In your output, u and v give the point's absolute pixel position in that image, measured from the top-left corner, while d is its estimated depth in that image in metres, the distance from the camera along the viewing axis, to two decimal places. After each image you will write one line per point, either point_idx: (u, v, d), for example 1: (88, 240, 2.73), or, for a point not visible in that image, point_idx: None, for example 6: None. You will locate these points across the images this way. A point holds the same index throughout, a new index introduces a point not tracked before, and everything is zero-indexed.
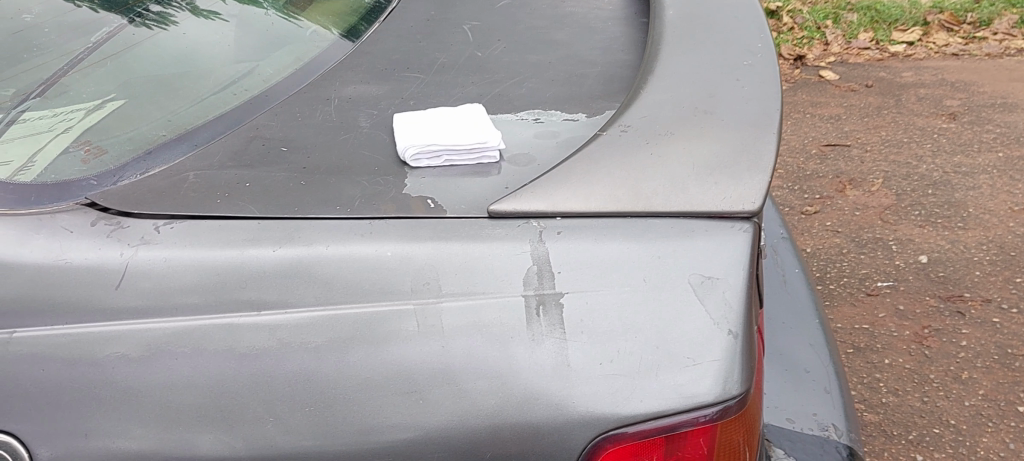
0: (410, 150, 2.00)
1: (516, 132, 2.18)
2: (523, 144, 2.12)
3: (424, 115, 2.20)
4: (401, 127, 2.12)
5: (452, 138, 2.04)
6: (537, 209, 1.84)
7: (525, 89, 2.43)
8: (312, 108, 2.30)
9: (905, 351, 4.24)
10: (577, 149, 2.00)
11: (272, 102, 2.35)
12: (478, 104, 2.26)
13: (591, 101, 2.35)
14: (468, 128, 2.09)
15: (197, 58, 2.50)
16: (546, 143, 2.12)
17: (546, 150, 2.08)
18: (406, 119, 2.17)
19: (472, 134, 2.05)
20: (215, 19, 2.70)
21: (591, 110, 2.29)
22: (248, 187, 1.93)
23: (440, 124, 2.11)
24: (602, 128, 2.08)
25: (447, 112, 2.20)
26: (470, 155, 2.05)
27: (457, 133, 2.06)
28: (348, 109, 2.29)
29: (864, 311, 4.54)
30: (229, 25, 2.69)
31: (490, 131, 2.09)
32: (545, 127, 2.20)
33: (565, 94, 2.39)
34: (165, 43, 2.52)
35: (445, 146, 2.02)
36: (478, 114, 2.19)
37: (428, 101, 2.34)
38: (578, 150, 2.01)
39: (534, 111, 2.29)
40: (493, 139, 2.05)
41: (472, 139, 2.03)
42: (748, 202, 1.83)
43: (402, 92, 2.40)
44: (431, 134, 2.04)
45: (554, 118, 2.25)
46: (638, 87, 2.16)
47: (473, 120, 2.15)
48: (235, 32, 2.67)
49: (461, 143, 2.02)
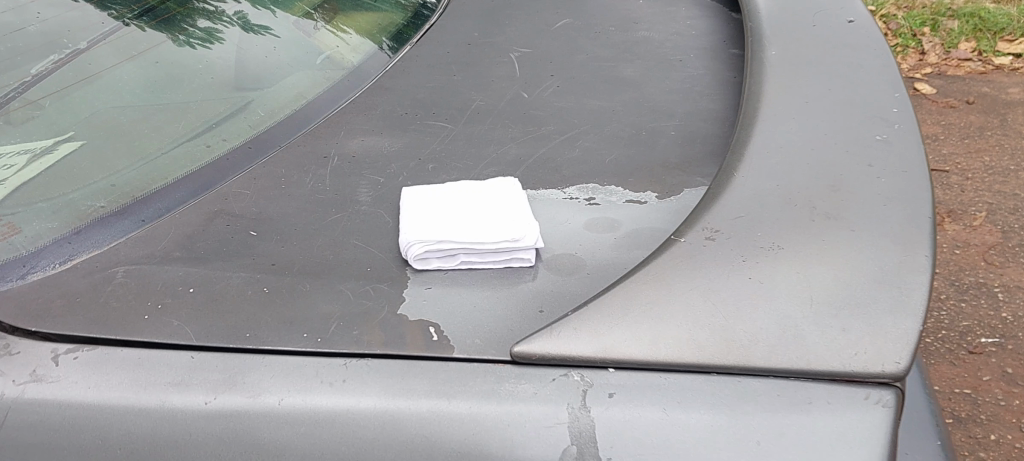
0: (414, 247, 1.49)
1: (562, 219, 1.63)
2: (570, 239, 1.56)
3: (441, 192, 1.66)
4: (408, 211, 1.60)
5: (473, 233, 1.51)
6: (581, 355, 1.27)
7: (579, 151, 1.88)
8: (303, 172, 1.80)
9: (1015, 426, 3.22)
10: (644, 259, 1.42)
11: (252, 163, 1.84)
12: (515, 178, 1.71)
13: (664, 172, 1.78)
14: (496, 218, 1.56)
15: (180, 84, 1.98)
16: (601, 238, 1.56)
17: (601, 249, 1.53)
18: (418, 197, 1.64)
19: (501, 228, 1.52)
20: (262, 34, 2.21)
21: (664, 188, 1.73)
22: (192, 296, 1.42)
23: (461, 212, 1.59)
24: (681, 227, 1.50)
25: (472, 190, 1.67)
26: (495, 255, 1.51)
27: (480, 227, 1.53)
28: (348, 175, 1.78)
29: (966, 370, 3.58)
30: (242, 35, 2.16)
31: (526, 220, 1.54)
32: (601, 213, 1.64)
33: (631, 161, 1.83)
34: (138, 61, 1.98)
35: (463, 244, 1.49)
36: (511, 193, 1.65)
37: (452, 166, 1.81)
38: (645, 259, 1.43)
39: (586, 187, 1.73)
40: (531, 234, 1.51)
41: (499, 234, 1.50)
42: (889, 362, 1.24)
43: (421, 150, 1.88)
44: (446, 227, 1.53)
45: (614, 198, 1.69)
46: (730, 168, 1.58)
47: (505, 203, 1.61)
48: (240, 45, 2.12)
49: (485, 241, 1.49)
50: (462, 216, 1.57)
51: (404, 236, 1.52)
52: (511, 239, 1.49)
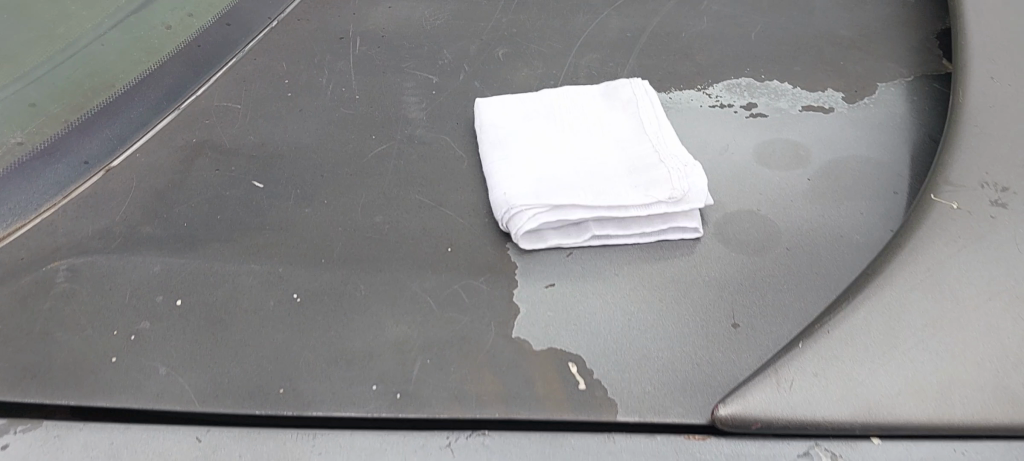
0: (524, 219, 0.96)
1: (721, 145, 1.10)
2: (742, 183, 1.05)
3: (538, 110, 1.12)
4: (497, 150, 1.06)
5: (609, 191, 0.99)
6: (837, 417, 0.78)
7: (708, 23, 1.32)
8: (316, 64, 1.22)
9: None
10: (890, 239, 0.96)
11: (231, 57, 1.26)
12: (642, 81, 1.16)
13: (837, 60, 1.25)
14: (634, 162, 1.03)
15: None
16: (788, 181, 1.06)
17: (795, 206, 1.03)
18: (506, 124, 1.09)
19: (647, 181, 1.00)
20: None
21: (845, 88, 1.20)
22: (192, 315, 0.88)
23: (578, 151, 1.05)
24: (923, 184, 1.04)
25: (584, 106, 1.12)
26: (640, 229, 0.98)
27: (614, 178, 1.01)
28: (385, 70, 1.22)
29: None
30: None
31: (681, 162, 1.01)
32: (774, 132, 1.13)
33: (784, 39, 1.29)
34: None
35: (597, 209, 0.97)
36: (641, 107, 1.09)
37: (532, 52, 1.25)
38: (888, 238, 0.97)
39: (736, 85, 1.20)
40: (697, 186, 0.99)
41: (650, 192, 0.98)
42: None
43: (480, 24, 1.31)
44: (563, 183, 1.00)
45: (784, 104, 1.17)
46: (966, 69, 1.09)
47: (640, 129, 1.07)
48: None
49: (629, 203, 0.97)
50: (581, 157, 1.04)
51: (502, 198, 0.99)
52: (671, 196, 0.97)
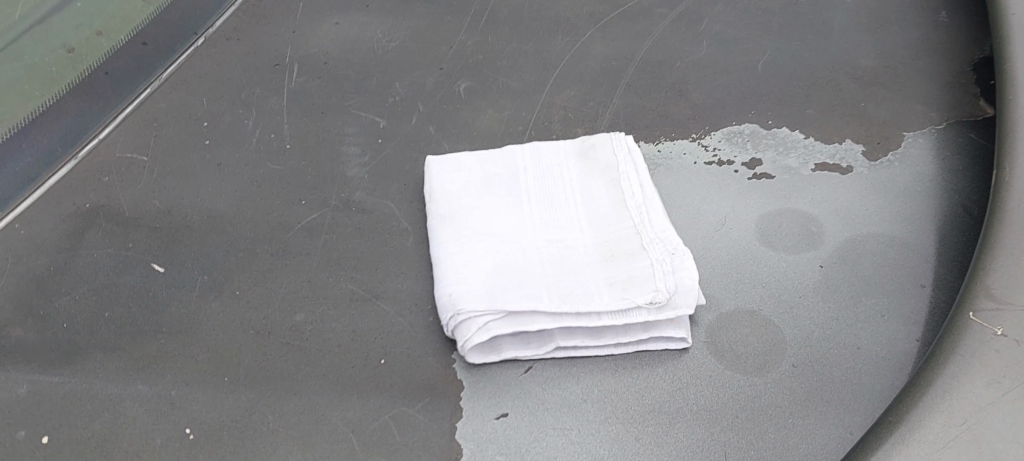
0: (472, 330, 0.78)
1: (717, 218, 0.92)
2: (740, 271, 0.87)
3: (500, 173, 0.93)
4: (446, 228, 0.87)
5: (576, 290, 0.80)
6: None
7: (707, 50, 1.13)
8: (242, 100, 1.03)
9: None
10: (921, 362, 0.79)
11: (145, 87, 1.06)
12: (626, 134, 0.97)
13: (857, 100, 1.06)
14: (611, 247, 0.84)
15: None
16: (797, 270, 0.88)
17: (804, 304, 0.85)
18: (459, 192, 0.91)
19: (625, 275, 0.81)
20: None
21: (866, 138, 1.01)
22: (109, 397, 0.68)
23: (543, 231, 0.87)
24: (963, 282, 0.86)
25: (554, 170, 0.93)
26: (617, 338, 0.80)
27: (585, 270, 0.82)
28: (324, 109, 1.03)
29: None
30: None
31: (667, 249, 0.82)
32: (781, 199, 0.94)
33: (797, 71, 1.10)
34: None
35: (560, 315, 0.78)
36: (621, 174, 0.91)
37: (499, 87, 1.07)
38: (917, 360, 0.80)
39: (738, 134, 1.01)
40: (685, 283, 0.79)
41: (627, 292, 0.79)
42: None
43: (441, 50, 1.12)
44: (522, 277, 0.81)
45: (794, 160, 0.98)
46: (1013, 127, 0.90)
47: (620, 202, 0.88)
48: None
49: (600, 307, 0.78)
50: (546, 239, 0.86)
51: (448, 298, 0.80)
52: (652, 297, 0.78)
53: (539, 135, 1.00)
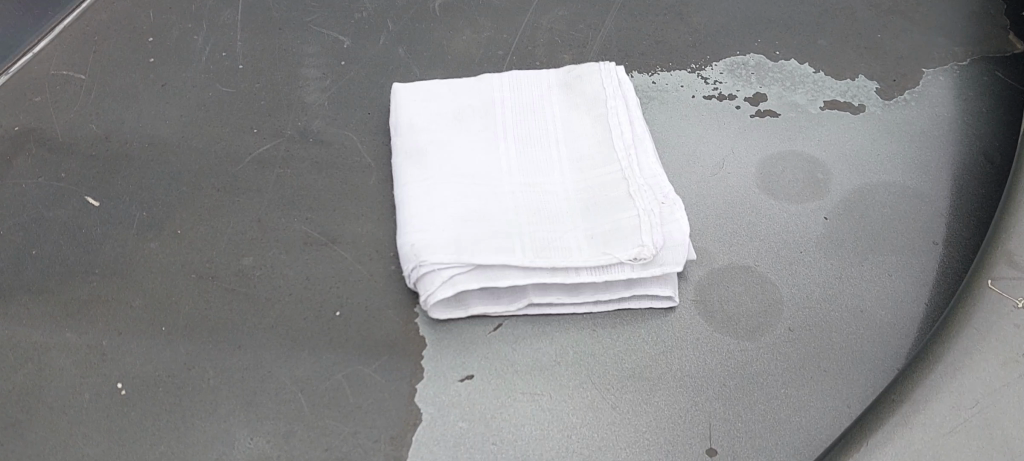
0: (436, 284, 0.70)
1: (713, 161, 0.84)
2: (736, 222, 0.79)
3: (475, 105, 0.84)
4: (413, 166, 0.79)
5: (553, 242, 0.72)
6: None
7: None
8: (192, 12, 0.93)
9: None
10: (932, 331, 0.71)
11: None
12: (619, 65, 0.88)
13: (873, 31, 0.96)
14: (594, 194, 0.76)
15: None
16: (798, 222, 0.80)
17: (805, 261, 0.77)
18: (429, 125, 0.82)
19: (608, 226, 0.73)
20: None
21: (881, 74, 0.92)
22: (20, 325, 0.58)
23: (519, 173, 0.78)
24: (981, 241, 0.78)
25: (535, 103, 0.84)
26: (597, 294, 0.72)
27: (563, 219, 0.74)
28: (283, 25, 0.93)
29: None
30: None
31: (656, 198, 0.74)
32: (785, 141, 0.85)
33: None
34: None
35: (535, 270, 0.71)
36: (609, 109, 0.82)
37: (479, 4, 0.96)
38: (926, 326, 0.73)
39: (742, 65, 0.92)
40: (673, 238, 0.72)
41: (609, 246, 0.71)
42: None
43: None
44: (494, 225, 0.73)
45: (802, 97, 0.89)
46: None
47: (607, 141, 0.80)
48: None
49: (579, 262, 0.70)
50: (523, 183, 0.78)
51: (411, 246, 0.72)
52: (636, 253, 0.70)
53: (521, 62, 0.91)
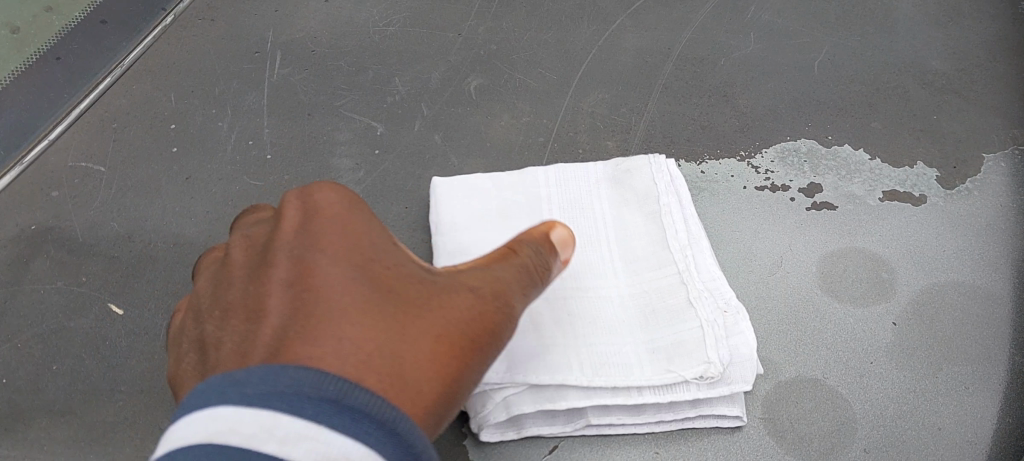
0: (490, 405, 0.65)
1: (771, 259, 0.79)
2: (799, 328, 0.75)
3: (519, 200, 0.79)
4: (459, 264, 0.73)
5: (611, 358, 0.67)
6: None
7: (752, 46, 0.99)
8: (217, 97, 0.89)
9: None
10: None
11: (104, 77, 0.89)
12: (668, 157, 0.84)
13: (927, 112, 0.93)
14: (651, 301, 0.71)
15: None
16: (866, 328, 0.75)
17: (875, 373, 0.72)
18: (472, 221, 0.77)
19: (669, 339, 0.68)
20: None
21: (939, 160, 0.88)
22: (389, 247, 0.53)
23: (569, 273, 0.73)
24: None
25: (584, 197, 0.80)
26: (662, 414, 0.68)
27: (620, 329, 0.69)
28: (312, 110, 0.89)
29: None
30: None
31: (718, 307, 0.70)
32: (845, 237, 0.81)
33: (856, 75, 0.96)
34: None
35: (593, 389, 0.66)
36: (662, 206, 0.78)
37: (515, 86, 0.93)
38: (1016, 446, 0.68)
39: (794, 152, 0.88)
40: (740, 353, 0.68)
41: (672, 362, 0.67)
42: None
43: (447, 36, 0.97)
44: (547, 334, 0.68)
45: (857, 187, 0.86)
46: None
47: (661, 241, 0.75)
48: None
49: (642, 382, 0.66)
50: (574, 284, 0.72)
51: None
52: (703, 372, 0.66)
53: (564, 149, 0.87)
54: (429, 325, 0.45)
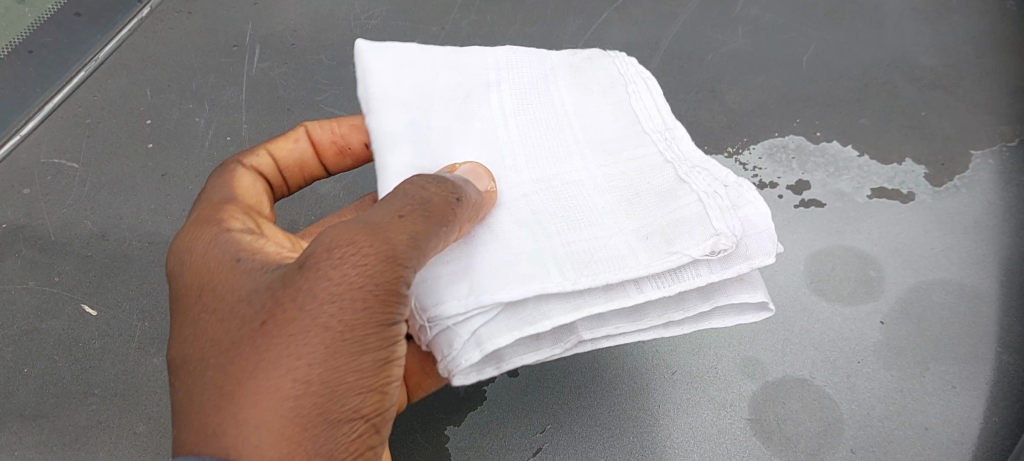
0: (458, 346, 0.48)
1: None
2: (787, 327, 0.74)
3: (443, 86, 0.61)
4: (407, 149, 0.56)
5: (596, 251, 0.50)
6: None
7: (740, 40, 0.98)
8: (194, 92, 0.87)
9: None
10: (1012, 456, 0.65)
11: (78, 70, 0.87)
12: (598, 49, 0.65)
13: (916, 109, 0.92)
14: (632, 182, 0.55)
15: None
16: (853, 328, 0.74)
17: (863, 373, 0.71)
18: (408, 96, 0.59)
19: (665, 218, 0.52)
20: None
21: (927, 157, 0.87)
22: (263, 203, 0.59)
23: (525, 159, 0.56)
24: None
25: (531, 87, 0.61)
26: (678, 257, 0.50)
27: (604, 216, 0.53)
28: (291, 105, 0.87)
29: None
30: None
31: (715, 182, 0.54)
32: (834, 235, 0.80)
33: (844, 71, 0.95)
34: None
35: (582, 296, 0.49)
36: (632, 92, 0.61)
37: None
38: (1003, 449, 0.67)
39: (782, 148, 0.87)
40: (753, 225, 0.52)
41: (673, 243, 0.50)
42: None
43: (431, 30, 0.96)
44: (511, 233, 0.52)
45: (846, 184, 0.85)
46: None
47: (630, 126, 0.59)
48: None
49: (637, 275, 0.49)
50: (535, 187, 0.54)
51: (420, 291, 0.50)
52: (713, 247, 0.49)
53: None
54: (252, 349, 0.43)
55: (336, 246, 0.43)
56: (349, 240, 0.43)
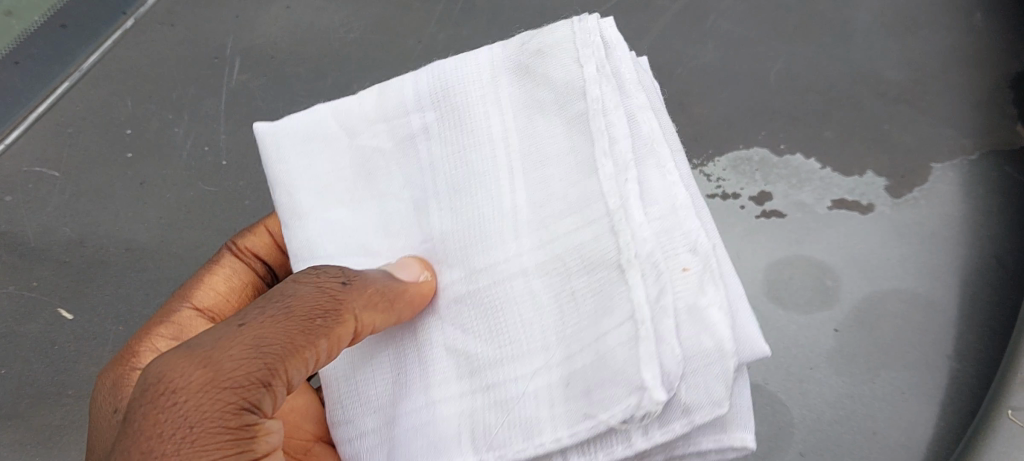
0: None
1: None
2: None
3: (385, 147, 0.58)
4: (326, 256, 0.58)
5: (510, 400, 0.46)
6: None
7: (710, 53, 1.00)
8: (174, 102, 0.90)
9: None
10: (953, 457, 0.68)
11: (62, 81, 0.90)
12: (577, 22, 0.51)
13: (880, 121, 0.94)
14: (570, 279, 0.47)
15: None
16: (807, 335, 0.77)
17: (814, 379, 0.74)
18: (347, 176, 0.59)
19: (589, 355, 0.44)
20: None
21: (889, 170, 0.89)
22: (205, 328, 0.69)
23: (455, 253, 0.52)
24: (995, 355, 0.75)
25: (470, 115, 0.53)
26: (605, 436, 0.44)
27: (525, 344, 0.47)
28: (271, 117, 0.90)
29: None
30: None
31: (673, 264, 0.44)
32: (793, 245, 0.83)
33: (810, 84, 0.98)
34: None
35: None
36: (589, 102, 0.49)
37: None
38: (947, 451, 0.69)
39: (747, 160, 0.89)
40: (706, 351, 0.42)
41: (592, 399, 0.43)
42: None
43: (407, 42, 0.98)
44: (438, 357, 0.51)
45: (808, 195, 0.87)
46: None
47: (585, 172, 0.47)
48: None
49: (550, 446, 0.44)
50: (463, 289, 0.51)
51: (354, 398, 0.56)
52: (634, 411, 0.40)
53: None
54: None
55: (161, 379, 0.45)
56: (176, 371, 0.45)
